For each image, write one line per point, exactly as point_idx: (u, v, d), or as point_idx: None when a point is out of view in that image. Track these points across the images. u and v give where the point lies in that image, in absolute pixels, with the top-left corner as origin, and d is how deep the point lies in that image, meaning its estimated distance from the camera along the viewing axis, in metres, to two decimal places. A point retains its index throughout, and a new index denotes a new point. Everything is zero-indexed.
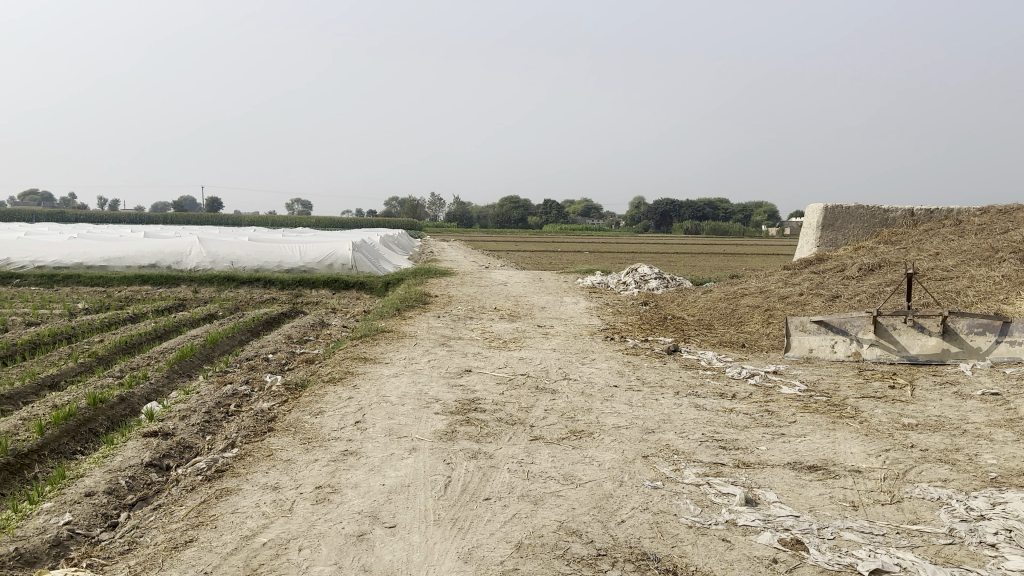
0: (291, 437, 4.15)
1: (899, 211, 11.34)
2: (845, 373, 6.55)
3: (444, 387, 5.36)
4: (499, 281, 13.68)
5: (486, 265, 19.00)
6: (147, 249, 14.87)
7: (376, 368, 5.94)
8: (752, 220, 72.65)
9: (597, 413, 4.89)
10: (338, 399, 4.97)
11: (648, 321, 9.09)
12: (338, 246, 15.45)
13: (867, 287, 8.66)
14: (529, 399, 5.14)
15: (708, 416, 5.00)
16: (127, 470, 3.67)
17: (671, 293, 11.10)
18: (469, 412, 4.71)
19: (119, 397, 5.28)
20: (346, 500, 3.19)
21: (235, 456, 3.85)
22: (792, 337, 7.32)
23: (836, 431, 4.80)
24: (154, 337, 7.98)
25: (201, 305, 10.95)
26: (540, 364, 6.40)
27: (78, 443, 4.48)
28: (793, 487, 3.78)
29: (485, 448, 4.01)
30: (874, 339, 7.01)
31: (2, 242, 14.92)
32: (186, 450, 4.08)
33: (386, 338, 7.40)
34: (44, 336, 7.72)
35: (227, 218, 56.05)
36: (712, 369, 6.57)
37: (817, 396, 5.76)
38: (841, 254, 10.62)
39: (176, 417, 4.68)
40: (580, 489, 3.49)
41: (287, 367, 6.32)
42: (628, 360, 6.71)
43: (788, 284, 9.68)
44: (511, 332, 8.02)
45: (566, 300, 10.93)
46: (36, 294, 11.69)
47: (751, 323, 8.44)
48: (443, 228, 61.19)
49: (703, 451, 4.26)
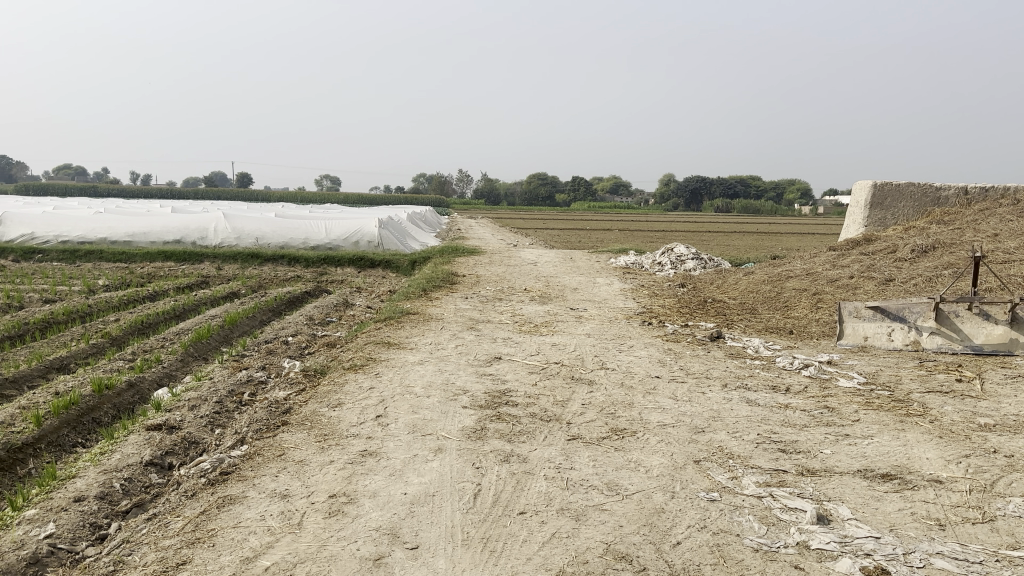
0: (305, 433, 3.78)
1: (952, 189, 10.69)
2: (905, 364, 6.05)
3: (472, 377, 4.96)
4: (528, 261, 13.25)
5: (516, 243, 18.55)
6: (171, 224, 14.62)
7: (399, 355, 5.55)
8: (784, 198, 71.34)
9: (640, 408, 4.46)
10: (358, 389, 4.59)
11: (687, 304, 8.61)
12: (365, 223, 15.09)
13: (923, 270, 8.10)
14: (565, 392, 4.73)
15: (762, 413, 4.55)
16: (124, 471, 3.32)
17: (709, 275, 10.57)
18: (500, 406, 4.31)
19: (127, 383, 4.95)
20: (363, 513, 2.81)
21: (242, 456, 3.48)
22: (846, 324, 6.83)
23: (906, 433, 4.33)
24: (172, 316, 7.67)
25: (222, 283, 10.66)
26: (574, 351, 5.98)
27: (80, 435, 4.16)
28: (867, 501, 3.33)
29: (518, 450, 3.60)
30: (935, 327, 6.48)
31: (28, 216, 14.77)
32: (192, 446, 3.73)
33: (410, 320, 7.02)
34: (59, 314, 7.45)
35: (257, 195, 55.98)
36: (761, 358, 6.10)
37: (879, 390, 5.29)
38: (890, 235, 10.03)
39: (185, 407, 4.34)
40: (626, 501, 3.08)
41: (307, 351, 5.96)
42: (669, 348, 6.26)
43: (836, 266, 9.12)
44: (542, 315, 7.59)
45: (598, 281, 10.46)
46: (58, 270, 11.49)
47: (798, 307, 7.94)
48: (470, 204, 60.79)
49: (762, 455, 3.82)
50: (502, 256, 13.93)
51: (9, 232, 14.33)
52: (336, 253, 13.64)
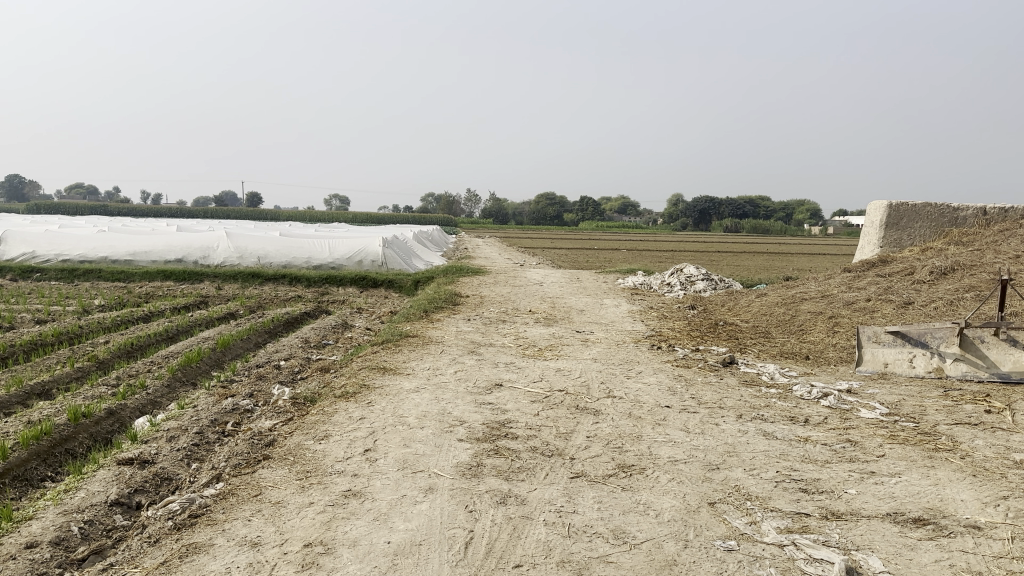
0: (286, 469, 3.49)
1: (970, 210, 10.37)
2: (929, 394, 5.71)
3: (470, 407, 4.67)
4: (534, 281, 12.97)
5: (523, 263, 18.28)
6: (173, 243, 14.42)
7: (395, 381, 5.26)
8: (794, 219, 71.00)
9: (649, 442, 4.16)
10: (347, 420, 4.30)
11: (698, 327, 8.31)
12: (369, 242, 14.86)
13: (943, 294, 7.78)
14: (569, 423, 4.43)
15: (780, 448, 4.24)
16: (86, 512, 3.05)
17: (721, 297, 10.27)
18: (499, 440, 4.01)
19: (106, 410, 4.69)
20: (340, 565, 2.53)
21: (216, 496, 3.20)
22: (865, 349, 6.52)
23: (937, 470, 4.00)
24: (164, 338, 7.42)
25: (222, 303, 10.42)
26: (580, 378, 5.67)
27: (50, 469, 3.89)
28: (900, 550, 3.02)
29: (516, 490, 3.31)
30: (958, 354, 6.15)
31: (30, 234, 14.61)
32: (164, 483, 3.46)
33: (410, 344, 6.74)
34: (47, 336, 7.22)
35: (265, 215, 56.09)
36: (777, 386, 5.78)
37: (903, 422, 4.97)
38: (907, 256, 9.72)
39: (163, 438, 4.07)
40: (634, 552, 2.78)
41: (299, 377, 5.68)
42: (680, 374, 5.97)
43: (852, 289, 8.81)
44: (546, 339, 7.30)
45: (606, 302, 10.17)
46: (54, 289, 11.28)
47: (814, 331, 7.63)
48: (478, 223, 60.68)
49: (782, 496, 3.52)
50: (508, 277, 13.67)
51: (11, 250, 14.17)
52: (339, 273, 13.42)
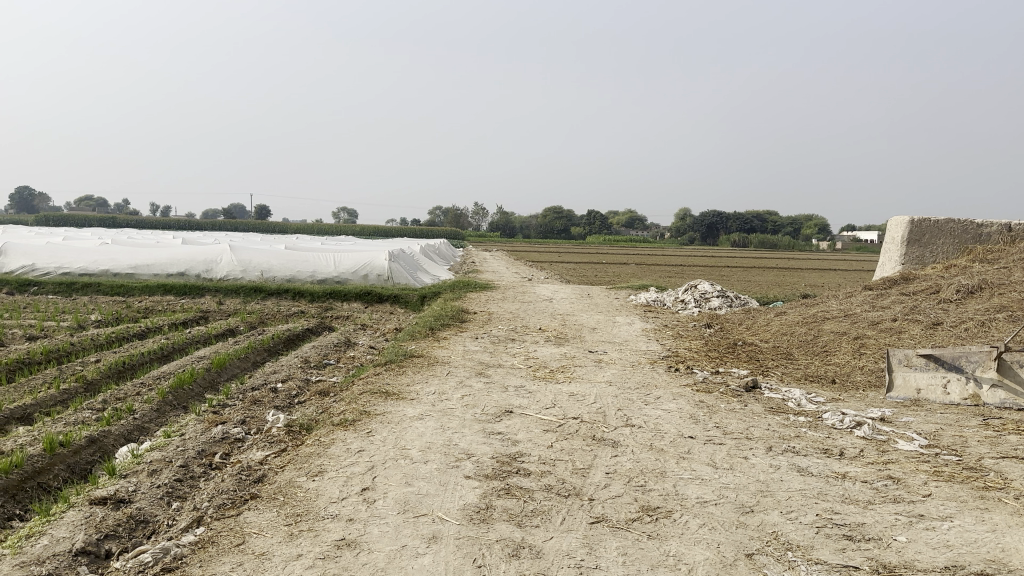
0: (273, 512, 3.14)
1: (994, 226, 10.01)
2: (967, 423, 5.33)
3: (478, 437, 4.31)
4: (543, 297, 12.65)
5: (533, 278, 17.94)
6: (175, 257, 14.12)
7: (397, 408, 4.91)
8: (803, 232, 70.58)
9: (674, 479, 3.80)
10: (345, 452, 3.95)
11: (716, 348, 7.94)
12: (374, 255, 14.55)
13: (974, 314, 7.41)
14: (586, 457, 4.07)
15: (817, 486, 3.88)
16: (46, 564, 2.71)
17: (738, 314, 9.90)
18: (509, 477, 3.65)
19: (87, 438, 4.35)
20: None
21: (193, 545, 2.85)
22: (895, 373, 6.14)
23: (992, 514, 3.62)
24: (158, 356, 7.09)
25: (222, 318, 10.10)
26: (594, 403, 5.32)
27: (18, 507, 3.56)
28: None
29: (529, 538, 2.96)
30: (996, 379, 5.75)
31: (30, 247, 14.31)
32: (140, 527, 3.12)
33: (414, 364, 6.41)
34: (36, 355, 6.90)
35: (271, 228, 56.04)
36: (806, 414, 5.41)
37: (945, 455, 4.59)
38: (930, 274, 9.35)
39: (145, 472, 3.73)
40: None
41: (296, 401, 5.33)
42: (701, 400, 5.60)
43: (876, 307, 8.43)
44: (558, 359, 6.95)
45: (619, 320, 9.81)
46: (51, 304, 10.99)
47: (839, 353, 7.26)
48: (485, 236, 60.40)
49: (825, 545, 3.16)
50: (517, 292, 13.34)
51: (10, 263, 13.85)
52: (343, 287, 13.11)
